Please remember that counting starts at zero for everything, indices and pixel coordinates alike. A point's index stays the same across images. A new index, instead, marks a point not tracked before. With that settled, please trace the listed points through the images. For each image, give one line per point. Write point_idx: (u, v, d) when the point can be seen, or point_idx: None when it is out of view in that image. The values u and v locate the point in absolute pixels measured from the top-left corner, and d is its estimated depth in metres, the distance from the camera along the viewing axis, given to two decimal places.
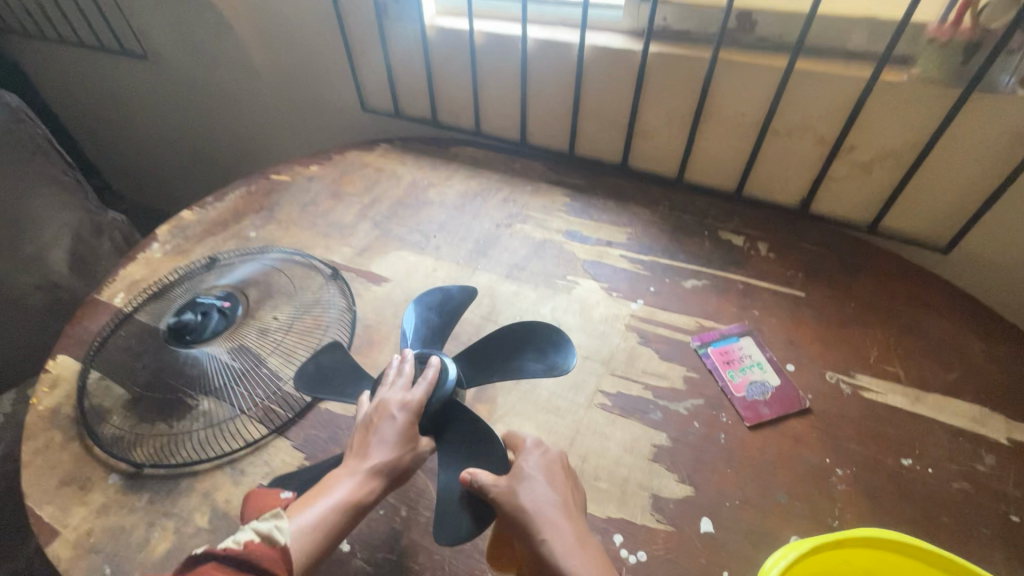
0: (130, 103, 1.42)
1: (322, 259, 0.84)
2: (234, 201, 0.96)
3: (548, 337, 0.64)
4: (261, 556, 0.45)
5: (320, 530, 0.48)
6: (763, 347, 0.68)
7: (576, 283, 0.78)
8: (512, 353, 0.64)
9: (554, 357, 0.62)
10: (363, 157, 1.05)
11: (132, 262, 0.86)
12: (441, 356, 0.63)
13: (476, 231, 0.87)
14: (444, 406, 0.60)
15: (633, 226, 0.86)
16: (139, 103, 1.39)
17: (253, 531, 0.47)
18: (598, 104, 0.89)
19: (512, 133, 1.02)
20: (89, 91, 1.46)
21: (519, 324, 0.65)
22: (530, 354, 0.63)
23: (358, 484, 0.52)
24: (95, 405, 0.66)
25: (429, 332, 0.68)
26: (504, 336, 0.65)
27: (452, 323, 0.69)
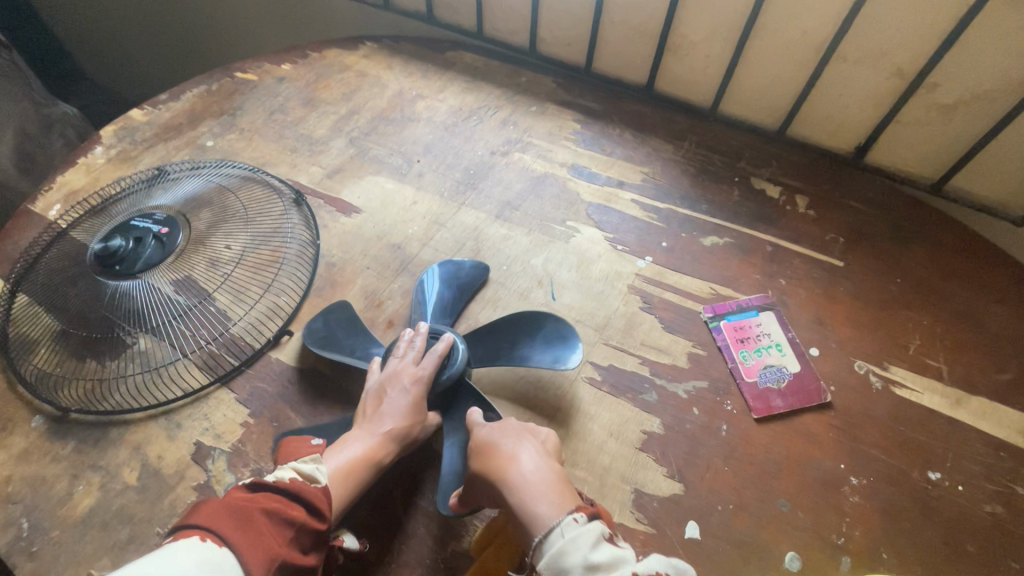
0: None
1: (286, 179, 0.72)
2: (191, 102, 0.83)
3: (556, 330, 0.55)
4: (309, 490, 0.41)
5: (342, 489, 0.44)
6: (786, 325, 0.58)
7: (576, 231, 0.66)
8: (523, 345, 0.54)
9: (561, 353, 0.53)
10: (344, 57, 0.89)
11: (71, 167, 0.75)
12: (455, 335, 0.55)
13: (467, 158, 0.74)
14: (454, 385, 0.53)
15: (651, 165, 0.73)
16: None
17: (294, 471, 0.43)
18: (625, 5, 0.72)
19: (520, 38, 0.85)
20: None
21: (528, 313, 0.56)
22: (538, 346, 0.54)
23: (376, 447, 0.47)
24: (22, 334, 0.59)
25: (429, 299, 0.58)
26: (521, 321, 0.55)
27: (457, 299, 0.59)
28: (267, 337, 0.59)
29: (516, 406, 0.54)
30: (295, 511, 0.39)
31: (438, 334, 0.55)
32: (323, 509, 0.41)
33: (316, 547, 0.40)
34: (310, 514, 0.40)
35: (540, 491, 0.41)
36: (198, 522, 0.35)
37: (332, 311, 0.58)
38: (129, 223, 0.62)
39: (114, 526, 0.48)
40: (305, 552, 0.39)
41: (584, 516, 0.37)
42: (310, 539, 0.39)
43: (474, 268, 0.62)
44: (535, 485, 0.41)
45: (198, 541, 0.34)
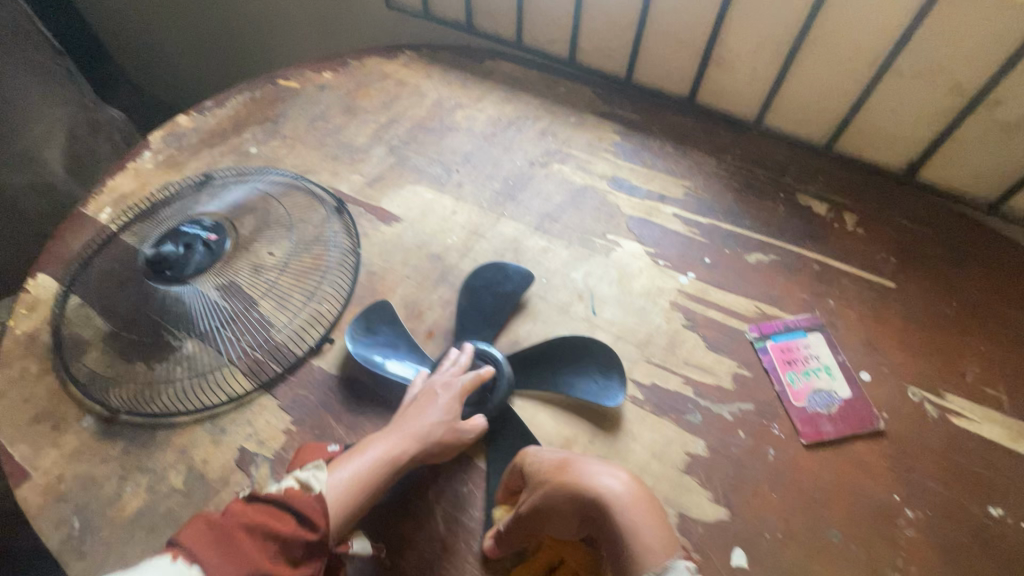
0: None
1: (327, 186, 0.73)
2: (236, 109, 0.84)
3: (604, 363, 0.55)
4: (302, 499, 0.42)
5: (353, 496, 0.45)
6: (835, 348, 0.56)
7: (617, 244, 0.65)
8: (569, 372, 0.55)
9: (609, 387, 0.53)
10: (383, 65, 0.90)
11: (121, 172, 0.77)
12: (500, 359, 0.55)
13: (505, 168, 0.74)
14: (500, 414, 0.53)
15: (693, 178, 0.71)
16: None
17: (292, 478, 0.44)
18: (671, 15, 0.71)
19: (559, 48, 0.85)
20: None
21: (579, 342, 0.55)
22: (585, 377, 0.54)
23: (401, 452, 0.47)
24: (73, 336, 0.60)
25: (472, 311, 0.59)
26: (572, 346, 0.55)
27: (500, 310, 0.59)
28: (309, 345, 0.59)
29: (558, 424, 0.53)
30: (280, 524, 0.40)
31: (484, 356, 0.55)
32: (314, 518, 0.41)
33: (312, 557, 0.40)
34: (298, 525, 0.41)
35: (636, 510, 0.37)
36: (181, 541, 0.38)
37: (379, 321, 0.59)
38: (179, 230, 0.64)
39: (162, 528, 0.49)
40: (296, 563, 0.39)
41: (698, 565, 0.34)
42: (302, 550, 0.40)
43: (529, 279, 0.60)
44: (627, 504, 0.37)
45: (171, 560, 0.36)
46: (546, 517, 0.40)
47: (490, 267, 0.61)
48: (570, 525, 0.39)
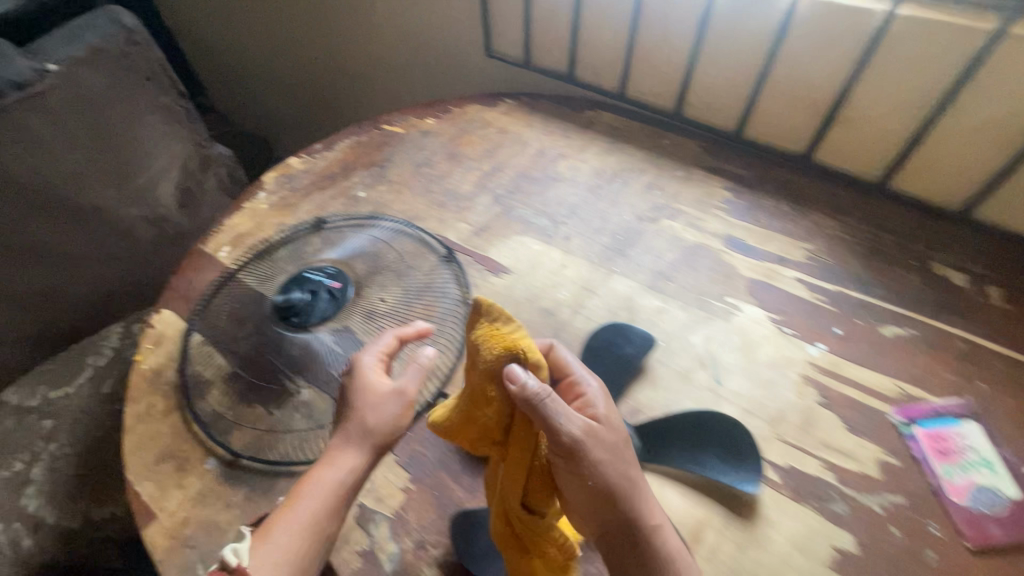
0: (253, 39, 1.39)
1: (435, 234, 0.74)
2: (344, 152, 0.87)
3: (732, 438, 0.52)
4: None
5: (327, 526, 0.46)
6: (994, 439, 0.52)
7: (737, 308, 0.63)
8: (695, 448, 0.51)
9: (739, 466, 0.51)
10: (484, 113, 0.92)
11: (237, 211, 0.80)
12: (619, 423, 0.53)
13: (613, 222, 0.73)
14: None
15: (813, 241, 0.69)
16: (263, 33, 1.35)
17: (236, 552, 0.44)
18: (795, 75, 0.70)
19: (663, 102, 0.85)
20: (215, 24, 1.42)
21: (702, 413, 0.52)
22: (713, 451, 0.51)
23: (353, 469, 0.47)
24: (196, 374, 0.62)
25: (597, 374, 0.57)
26: (708, 424, 0.52)
27: (622, 374, 0.57)
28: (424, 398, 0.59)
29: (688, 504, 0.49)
30: None
31: None
32: None
33: None
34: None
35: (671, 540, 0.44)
36: None
37: None
38: (302, 276, 0.67)
39: None
40: None
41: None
42: None
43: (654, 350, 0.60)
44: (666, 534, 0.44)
45: None
46: (599, 490, 0.42)
47: (610, 329, 0.61)
48: (603, 503, 0.43)
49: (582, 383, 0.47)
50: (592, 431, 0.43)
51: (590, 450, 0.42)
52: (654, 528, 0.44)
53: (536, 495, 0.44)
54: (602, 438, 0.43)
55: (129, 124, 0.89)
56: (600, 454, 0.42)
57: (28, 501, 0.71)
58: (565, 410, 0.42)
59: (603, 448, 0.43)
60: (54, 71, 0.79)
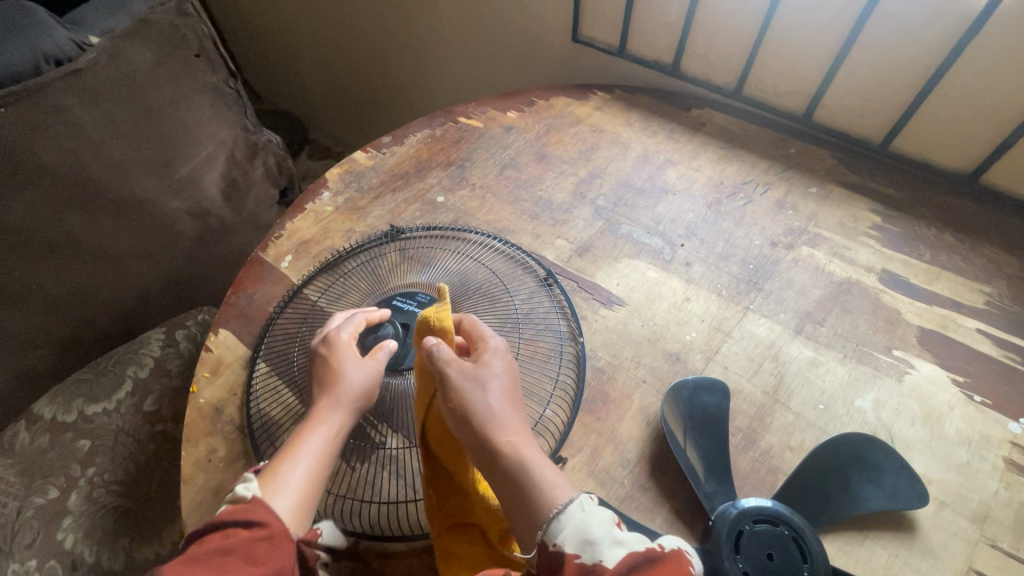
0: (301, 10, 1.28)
1: (531, 253, 0.63)
2: (416, 148, 0.76)
3: None
4: (242, 512, 0.38)
5: (327, 465, 0.43)
6: None
7: (909, 365, 0.52)
8: None
9: None
10: (574, 107, 0.80)
11: (298, 213, 0.70)
12: (813, 548, 0.41)
13: (742, 248, 0.62)
14: None
15: (991, 283, 0.57)
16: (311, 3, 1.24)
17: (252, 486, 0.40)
18: (982, 80, 0.57)
19: (791, 102, 0.72)
20: None
21: None
22: None
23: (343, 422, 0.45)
24: (262, 414, 0.53)
25: (809, 466, 0.45)
26: None
27: (840, 488, 0.44)
28: None
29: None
30: (230, 537, 0.36)
31: (800, 533, 0.41)
32: (258, 519, 0.37)
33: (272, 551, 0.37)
34: (249, 529, 0.37)
35: (550, 466, 0.40)
36: None
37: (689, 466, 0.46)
38: (390, 304, 0.57)
39: None
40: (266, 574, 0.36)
41: (595, 499, 0.37)
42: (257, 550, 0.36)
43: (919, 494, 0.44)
44: (544, 461, 0.40)
45: None
46: (459, 415, 0.42)
47: (878, 442, 0.46)
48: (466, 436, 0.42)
49: (484, 339, 0.47)
50: (462, 366, 0.44)
51: (455, 380, 0.43)
52: (514, 455, 0.40)
53: (434, 437, 0.46)
54: (476, 377, 0.44)
55: (174, 109, 0.78)
56: (465, 383, 0.43)
57: (63, 536, 0.63)
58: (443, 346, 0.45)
59: (471, 380, 0.43)
60: (97, 46, 0.72)
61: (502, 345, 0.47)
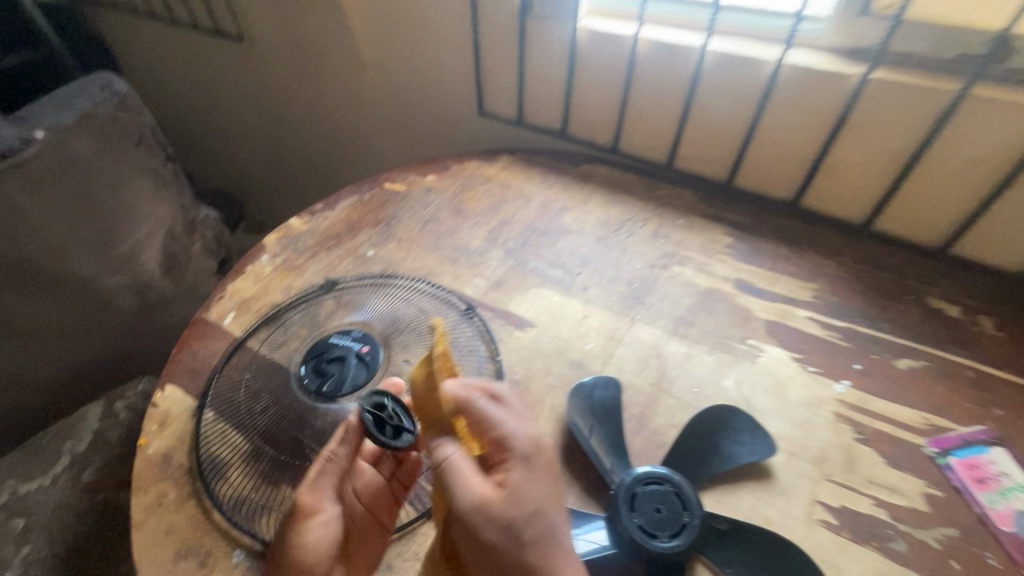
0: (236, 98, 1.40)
1: (452, 290, 0.73)
2: (347, 211, 0.86)
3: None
4: None
5: None
6: (1022, 464, 0.54)
7: (760, 350, 0.65)
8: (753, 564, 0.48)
9: None
10: (484, 169, 0.93)
11: (239, 275, 0.76)
12: (690, 495, 0.50)
13: (627, 272, 0.75)
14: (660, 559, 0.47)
15: (816, 281, 0.72)
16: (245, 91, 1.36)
17: None
18: (782, 130, 0.75)
19: (657, 154, 0.89)
20: (194, 80, 1.43)
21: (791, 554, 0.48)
22: None
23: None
24: (211, 455, 0.57)
25: (685, 435, 0.55)
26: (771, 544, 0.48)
27: (709, 446, 0.55)
28: None
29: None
30: None
31: (679, 485, 0.51)
32: None
33: None
34: None
35: None
36: None
37: (590, 446, 0.55)
38: (329, 344, 0.64)
39: None
40: None
41: None
42: None
43: (775, 447, 0.55)
44: None
45: None
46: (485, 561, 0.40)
47: (735, 409, 0.57)
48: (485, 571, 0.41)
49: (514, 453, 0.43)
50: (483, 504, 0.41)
51: (477, 524, 0.40)
52: None
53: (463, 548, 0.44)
54: (501, 512, 0.40)
55: (114, 191, 0.84)
56: (489, 527, 0.40)
57: None
58: (463, 476, 0.42)
59: (493, 522, 0.40)
60: (42, 139, 0.75)
61: (534, 451, 0.43)
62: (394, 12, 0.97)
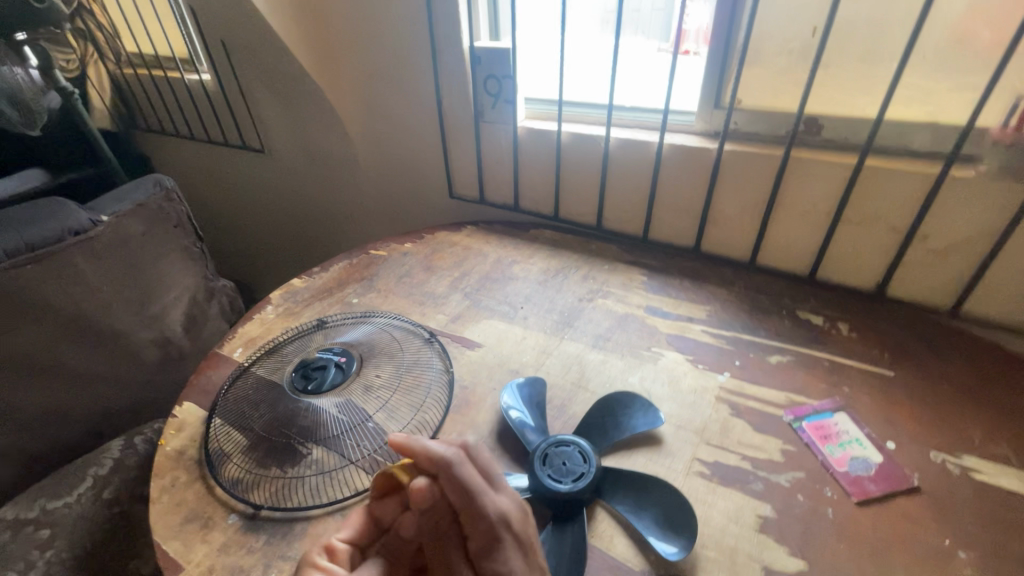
0: (257, 197, 1.68)
1: (419, 323, 0.91)
2: (338, 272, 1.06)
3: (673, 506, 0.58)
4: None
5: None
6: (860, 423, 0.68)
7: (661, 354, 0.81)
8: (638, 501, 0.59)
9: (672, 539, 0.56)
10: (451, 237, 1.15)
11: (249, 321, 0.95)
12: (588, 453, 0.64)
13: (560, 304, 0.93)
14: (562, 499, 0.60)
15: (711, 304, 0.90)
16: (264, 190, 1.64)
17: None
18: (673, 193, 0.98)
19: (588, 218, 1.11)
20: (223, 184, 1.73)
21: (669, 491, 0.59)
22: (651, 515, 0.58)
23: None
24: (217, 448, 0.71)
25: (590, 415, 0.70)
26: (650, 485, 0.60)
27: (608, 422, 0.69)
28: None
29: (627, 542, 0.58)
30: None
31: (580, 447, 0.65)
32: None
33: None
34: None
35: None
36: None
37: (515, 424, 0.69)
38: (315, 361, 0.81)
39: None
40: None
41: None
42: None
43: (664, 420, 0.70)
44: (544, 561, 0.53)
45: None
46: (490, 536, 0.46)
47: (631, 394, 0.71)
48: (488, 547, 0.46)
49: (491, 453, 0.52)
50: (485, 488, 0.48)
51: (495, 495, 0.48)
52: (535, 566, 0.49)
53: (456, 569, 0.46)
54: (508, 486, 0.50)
55: (154, 263, 1.05)
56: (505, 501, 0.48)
57: None
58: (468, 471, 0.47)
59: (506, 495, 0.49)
60: (106, 222, 0.97)
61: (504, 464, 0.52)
62: (383, 123, 1.25)
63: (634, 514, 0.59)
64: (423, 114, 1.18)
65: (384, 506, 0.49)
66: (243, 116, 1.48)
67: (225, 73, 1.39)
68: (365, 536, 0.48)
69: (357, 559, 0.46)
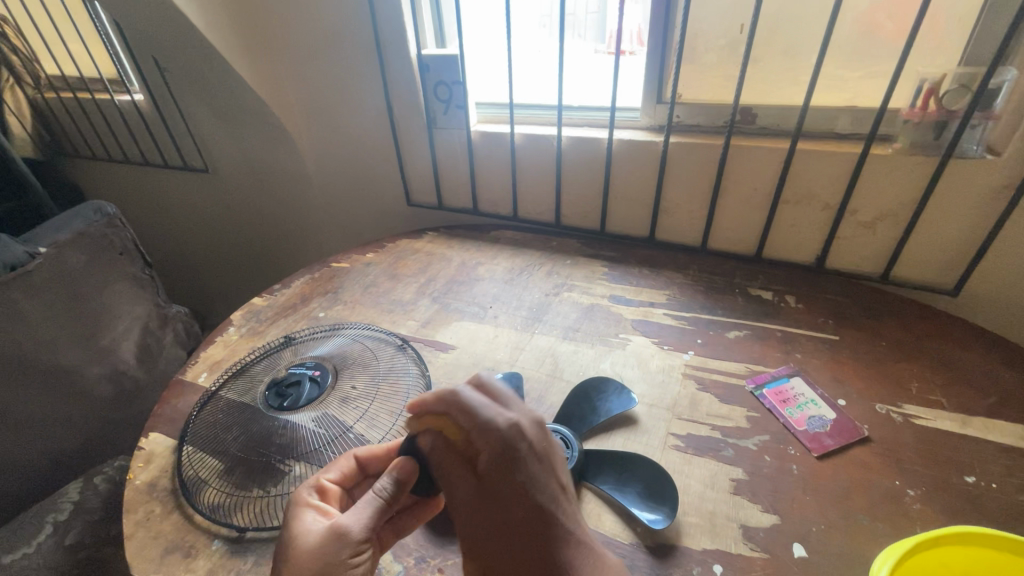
0: (203, 219, 1.62)
1: (390, 331, 0.91)
2: (300, 287, 1.04)
3: (656, 479, 0.61)
4: None
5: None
6: (813, 385, 0.73)
7: (629, 339, 0.85)
8: (623, 478, 0.62)
9: (657, 508, 0.59)
10: (412, 244, 1.15)
11: (211, 344, 0.92)
12: (569, 441, 0.66)
13: (528, 300, 0.96)
14: None
15: (670, 289, 0.95)
16: (210, 211, 1.58)
17: None
18: (625, 185, 1.02)
19: (546, 216, 1.14)
20: (166, 209, 1.67)
21: (652, 466, 0.62)
22: (636, 490, 0.61)
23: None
24: (192, 476, 0.69)
25: (568, 403, 0.72)
26: (632, 462, 0.63)
27: (585, 407, 0.72)
28: None
29: (614, 517, 0.60)
30: None
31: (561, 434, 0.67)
32: None
33: None
34: None
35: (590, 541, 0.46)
36: None
37: None
38: (288, 377, 0.80)
39: None
40: None
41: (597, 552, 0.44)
42: None
43: (637, 401, 0.73)
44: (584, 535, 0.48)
45: None
46: (501, 457, 0.44)
47: (603, 379, 0.75)
48: (499, 470, 0.44)
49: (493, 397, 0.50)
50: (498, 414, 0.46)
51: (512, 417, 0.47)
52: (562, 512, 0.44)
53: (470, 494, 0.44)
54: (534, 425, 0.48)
55: (99, 293, 1.00)
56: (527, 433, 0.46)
57: None
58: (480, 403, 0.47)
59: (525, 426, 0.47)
60: (43, 253, 0.91)
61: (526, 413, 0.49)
62: (333, 135, 1.24)
63: (620, 491, 0.61)
64: (376, 124, 1.18)
65: (371, 455, 0.59)
66: (183, 135, 1.42)
67: (160, 92, 1.34)
68: (350, 479, 0.58)
69: (345, 496, 0.57)
